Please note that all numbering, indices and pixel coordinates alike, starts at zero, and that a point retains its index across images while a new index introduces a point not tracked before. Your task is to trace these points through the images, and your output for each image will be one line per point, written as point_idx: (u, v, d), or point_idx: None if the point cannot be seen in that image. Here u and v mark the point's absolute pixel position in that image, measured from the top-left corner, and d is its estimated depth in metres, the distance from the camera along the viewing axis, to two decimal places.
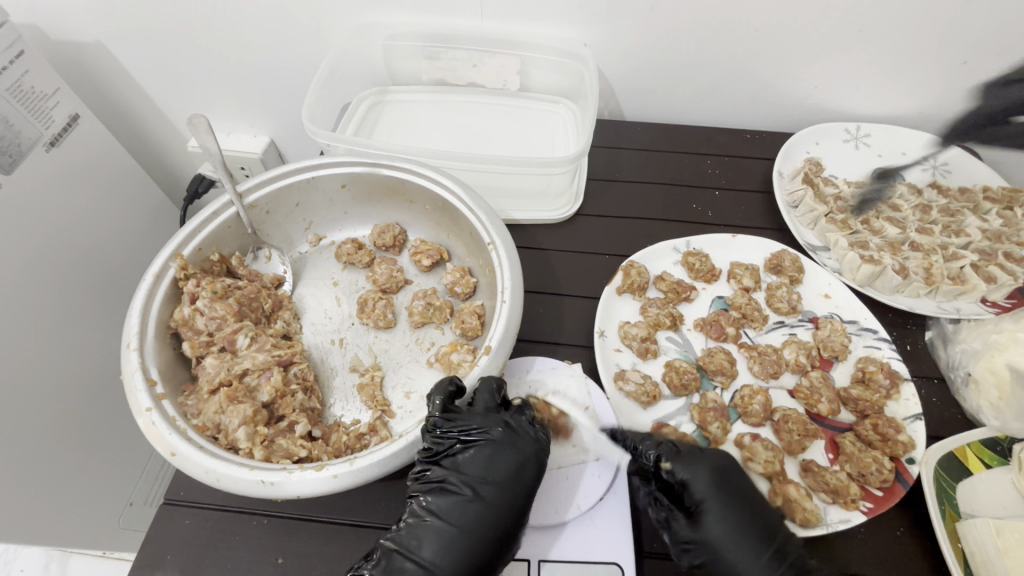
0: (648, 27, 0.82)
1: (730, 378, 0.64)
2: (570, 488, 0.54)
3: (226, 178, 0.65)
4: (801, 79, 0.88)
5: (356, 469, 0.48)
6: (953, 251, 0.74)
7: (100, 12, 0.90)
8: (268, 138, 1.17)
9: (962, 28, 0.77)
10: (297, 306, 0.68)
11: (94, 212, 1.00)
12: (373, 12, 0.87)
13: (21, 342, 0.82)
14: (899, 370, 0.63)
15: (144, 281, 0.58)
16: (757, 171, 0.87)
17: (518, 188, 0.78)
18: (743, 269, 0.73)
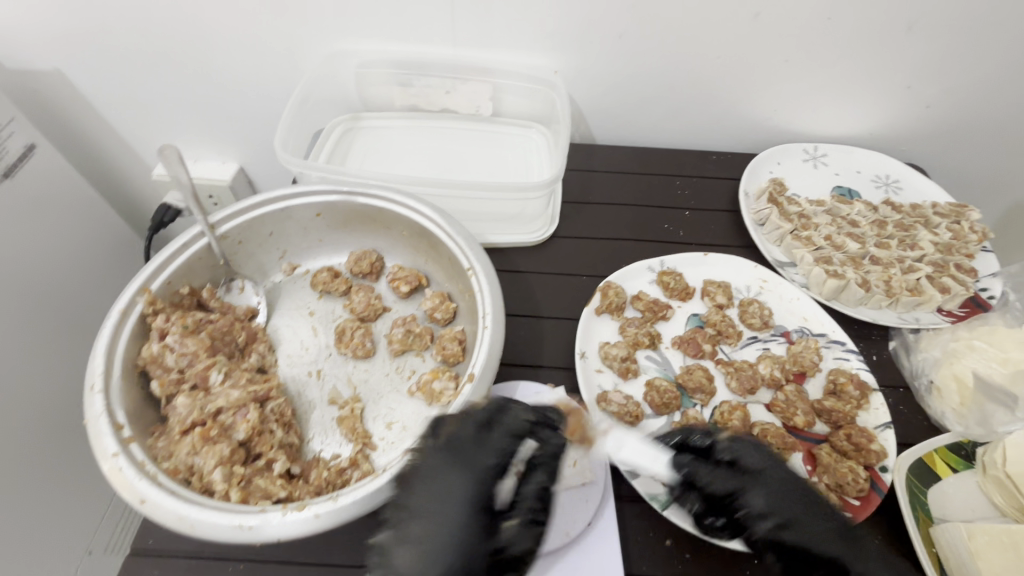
0: (615, 54, 0.85)
1: (710, 395, 0.65)
2: (557, 515, 0.54)
3: (197, 209, 0.64)
4: (760, 104, 0.92)
5: (340, 508, 0.46)
6: (910, 263, 0.77)
7: (61, 35, 0.87)
8: (238, 165, 1.15)
9: (903, 55, 0.83)
10: (272, 338, 0.66)
11: (6, 240, 0.86)
12: (345, 40, 0.87)
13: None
14: (867, 381, 0.66)
15: (109, 318, 0.56)
16: (724, 191, 0.90)
17: (495, 212, 0.79)
18: (716, 286, 0.75)
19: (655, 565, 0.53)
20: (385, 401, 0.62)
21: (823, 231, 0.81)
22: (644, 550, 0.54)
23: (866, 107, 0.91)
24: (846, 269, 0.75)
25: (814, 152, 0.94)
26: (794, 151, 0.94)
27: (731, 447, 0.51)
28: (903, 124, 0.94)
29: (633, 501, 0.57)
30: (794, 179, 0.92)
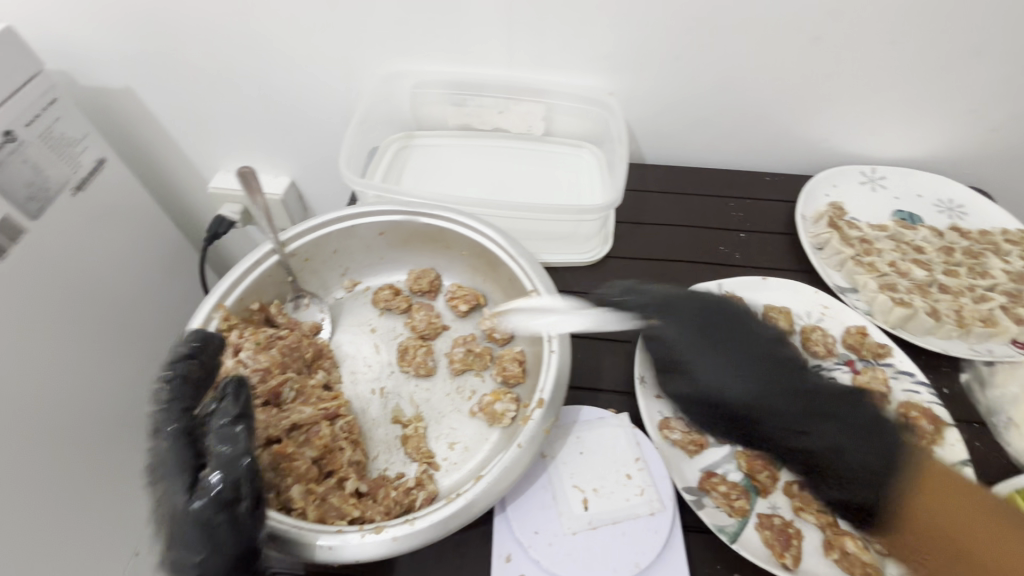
0: (671, 75, 0.85)
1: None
2: (627, 546, 0.52)
3: (268, 227, 0.66)
4: (817, 126, 0.91)
5: (415, 531, 0.46)
6: (981, 293, 0.75)
7: (132, 54, 0.92)
8: (289, 178, 1.17)
9: (971, 77, 0.81)
10: (336, 354, 0.67)
11: (80, 245, 0.91)
12: (402, 61, 0.89)
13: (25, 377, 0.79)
14: (941, 416, 0.63)
15: (188, 333, 0.58)
16: (780, 213, 0.89)
17: (550, 232, 0.79)
18: (778, 311, 0.73)
19: None
20: (447, 421, 0.62)
21: (887, 257, 0.79)
22: None
23: (929, 130, 0.89)
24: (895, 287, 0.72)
25: (872, 174, 0.92)
26: (851, 173, 0.92)
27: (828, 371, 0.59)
28: (967, 148, 0.91)
29: (698, 531, 0.56)
30: (852, 202, 0.90)
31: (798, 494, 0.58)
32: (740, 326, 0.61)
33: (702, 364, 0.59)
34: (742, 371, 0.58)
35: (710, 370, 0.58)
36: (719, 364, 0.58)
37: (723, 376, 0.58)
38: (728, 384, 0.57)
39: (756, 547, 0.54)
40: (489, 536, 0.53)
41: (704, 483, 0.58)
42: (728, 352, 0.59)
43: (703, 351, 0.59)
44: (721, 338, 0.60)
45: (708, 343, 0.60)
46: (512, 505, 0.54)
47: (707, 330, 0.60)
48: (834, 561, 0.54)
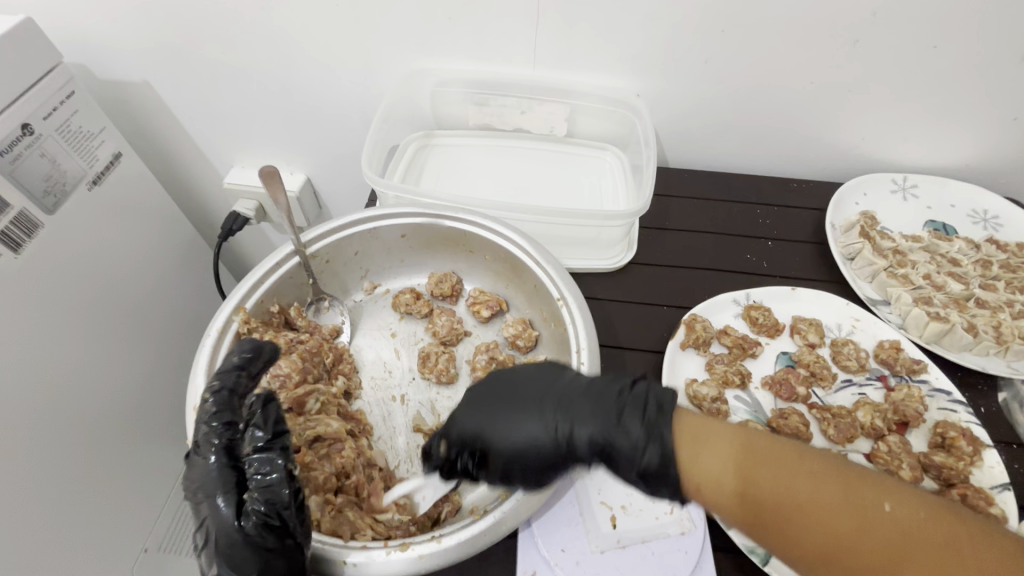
0: (700, 78, 0.83)
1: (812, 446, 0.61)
2: (657, 566, 0.50)
3: (290, 228, 0.65)
4: (849, 133, 0.88)
5: (443, 549, 0.45)
6: (1020, 308, 0.72)
7: (151, 48, 0.90)
8: (305, 175, 1.16)
9: (1014, 85, 0.78)
10: (356, 358, 0.66)
11: (98, 241, 0.90)
12: (425, 59, 0.88)
13: (38, 372, 0.78)
14: (981, 437, 0.61)
15: (207, 337, 0.56)
16: (809, 221, 0.86)
17: (575, 237, 0.77)
18: (807, 324, 0.72)
19: None
20: None
21: (921, 269, 0.77)
22: None
23: (964, 138, 0.87)
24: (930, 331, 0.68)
25: (903, 183, 0.90)
26: (882, 182, 0.90)
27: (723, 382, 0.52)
28: (1003, 157, 0.88)
29: (732, 552, 0.52)
30: (883, 211, 0.87)
31: None
32: (503, 382, 0.51)
33: (491, 432, 0.48)
34: (534, 425, 0.47)
35: (514, 430, 0.47)
36: (506, 423, 0.48)
37: (526, 431, 0.47)
38: (526, 438, 0.47)
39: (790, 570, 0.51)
40: (514, 552, 0.51)
41: None
42: (506, 411, 0.49)
43: (492, 419, 0.49)
44: (498, 397, 0.50)
45: (482, 407, 0.49)
46: (538, 521, 0.53)
47: (472, 398, 0.51)
48: None
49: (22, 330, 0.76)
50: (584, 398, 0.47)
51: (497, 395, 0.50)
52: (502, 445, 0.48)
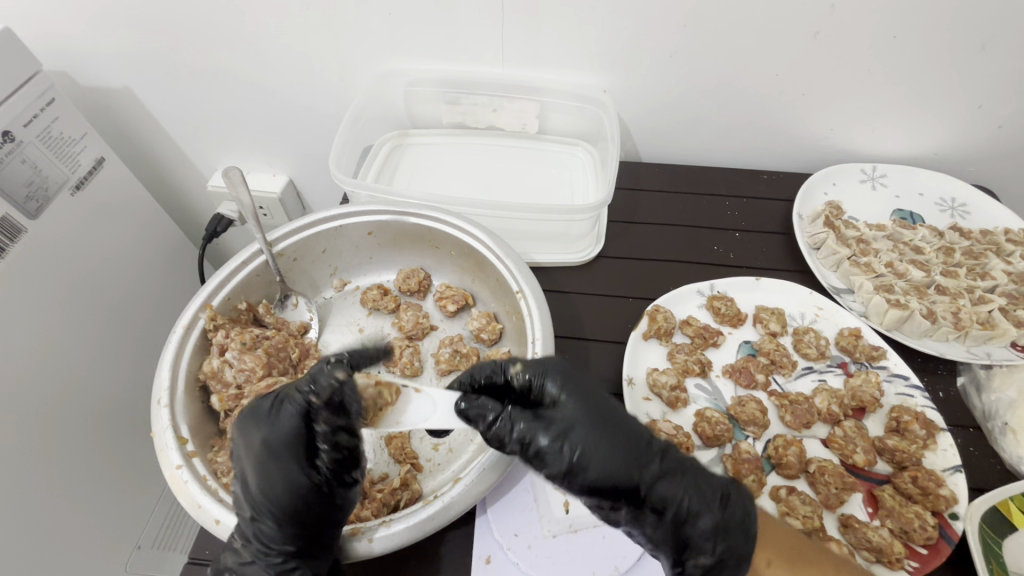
0: (666, 73, 0.84)
1: (778, 440, 0.62)
2: (606, 548, 0.52)
3: (256, 227, 0.66)
4: (816, 124, 0.89)
5: (392, 534, 0.47)
6: (980, 294, 0.73)
7: (130, 54, 0.92)
8: (287, 177, 1.18)
9: (977, 73, 0.79)
10: (323, 354, 0.68)
11: (84, 246, 0.93)
12: (396, 59, 0.89)
13: (25, 374, 0.80)
14: (935, 420, 0.62)
15: (173, 333, 0.58)
16: (777, 212, 0.87)
17: (542, 232, 0.79)
18: (769, 312, 0.73)
19: None
20: None
21: (884, 258, 0.78)
22: None
23: (930, 128, 0.87)
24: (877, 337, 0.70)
25: (872, 172, 0.90)
26: (850, 172, 0.90)
27: (688, 502, 0.44)
28: (970, 145, 0.89)
29: None
30: (851, 201, 0.88)
31: (784, 499, 0.58)
32: (616, 412, 0.47)
33: (577, 437, 0.45)
34: (620, 467, 0.44)
35: (598, 448, 0.44)
36: (598, 437, 0.45)
37: (603, 463, 0.44)
38: (607, 460, 0.44)
39: None
40: (471, 537, 0.53)
41: None
42: (605, 423, 0.46)
43: (590, 435, 0.44)
44: (595, 408, 0.47)
45: (586, 412, 0.46)
46: (493, 506, 0.55)
47: (575, 387, 0.48)
48: None
49: (9, 334, 0.78)
50: (674, 474, 0.45)
51: (597, 404, 0.47)
52: (592, 467, 0.43)
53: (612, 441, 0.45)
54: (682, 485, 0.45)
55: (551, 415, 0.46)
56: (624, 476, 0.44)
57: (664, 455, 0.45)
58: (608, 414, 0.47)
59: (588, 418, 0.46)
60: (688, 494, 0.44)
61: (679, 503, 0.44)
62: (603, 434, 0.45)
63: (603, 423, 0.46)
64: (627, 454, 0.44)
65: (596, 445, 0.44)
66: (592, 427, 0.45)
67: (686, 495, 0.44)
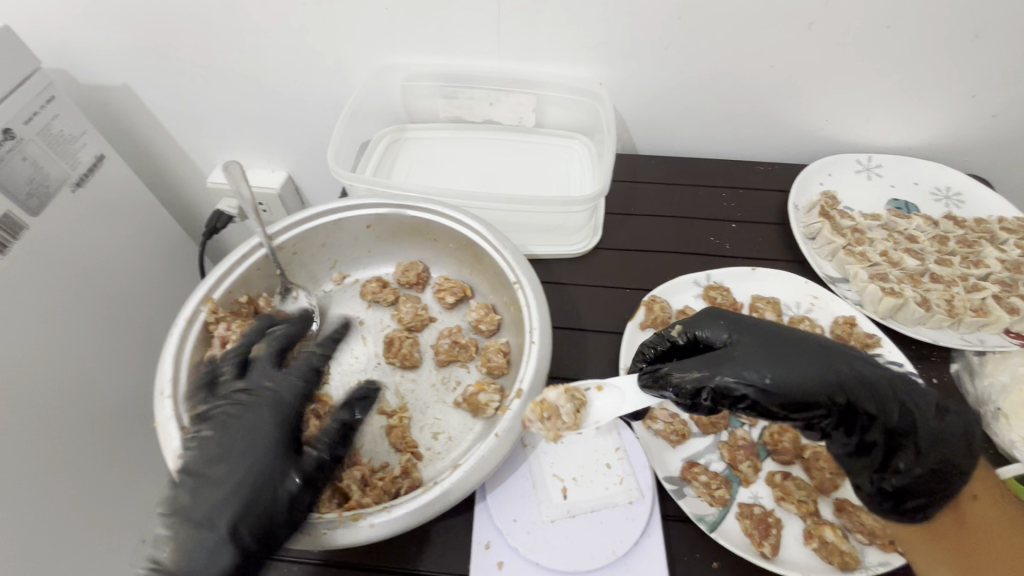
0: (661, 65, 0.85)
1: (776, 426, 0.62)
2: (604, 533, 0.53)
3: (256, 220, 0.67)
4: (811, 115, 0.89)
5: (393, 518, 0.47)
6: (974, 282, 0.74)
7: (128, 52, 0.93)
8: (286, 173, 1.19)
9: (970, 62, 0.79)
10: (323, 346, 0.69)
11: (86, 243, 0.94)
12: (393, 54, 0.89)
13: (27, 369, 0.80)
14: None
15: (175, 326, 0.59)
16: (773, 203, 0.88)
17: (539, 225, 0.79)
18: (765, 302, 0.74)
19: None
20: (431, 412, 0.63)
21: (879, 247, 0.79)
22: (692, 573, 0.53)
23: (925, 118, 0.88)
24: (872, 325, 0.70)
25: (868, 163, 0.91)
26: (846, 162, 0.91)
27: (893, 412, 0.49)
28: (965, 135, 0.89)
29: (681, 521, 0.56)
30: (847, 191, 0.89)
31: (779, 484, 0.58)
32: (787, 333, 0.52)
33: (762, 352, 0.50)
34: (861, 374, 0.50)
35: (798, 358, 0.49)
36: (790, 349, 0.50)
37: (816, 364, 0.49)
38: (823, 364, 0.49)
39: (738, 536, 0.54)
40: (471, 523, 0.54)
41: (685, 473, 0.58)
42: (774, 336, 0.52)
43: (772, 358, 0.49)
44: (749, 326, 0.54)
45: (765, 333, 0.52)
46: (492, 492, 0.56)
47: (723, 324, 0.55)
48: (813, 549, 0.54)
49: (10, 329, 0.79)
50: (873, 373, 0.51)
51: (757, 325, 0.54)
52: (798, 381, 0.48)
53: (798, 362, 0.49)
54: (871, 392, 0.49)
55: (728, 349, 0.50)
56: (832, 389, 0.48)
57: (852, 364, 0.50)
58: (783, 337, 0.51)
59: (794, 342, 0.51)
60: (876, 396, 0.49)
61: (874, 408, 0.49)
62: (818, 355, 0.49)
63: (786, 344, 0.50)
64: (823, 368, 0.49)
65: (789, 365, 0.48)
66: (778, 349, 0.50)
67: (875, 398, 0.49)
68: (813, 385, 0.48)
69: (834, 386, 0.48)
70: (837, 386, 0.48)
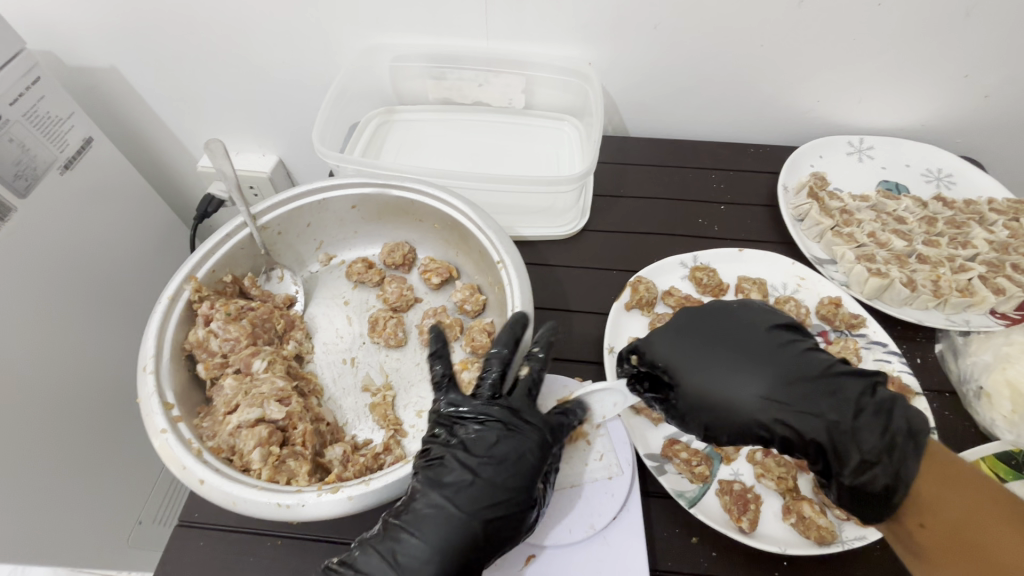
0: (651, 45, 0.84)
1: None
2: (583, 507, 0.54)
3: (240, 200, 0.67)
4: (802, 96, 0.89)
5: (371, 491, 0.48)
6: (961, 263, 0.74)
7: (112, 33, 0.92)
8: (277, 157, 1.18)
9: (963, 41, 0.78)
10: (309, 325, 0.69)
11: (76, 225, 0.94)
12: (381, 34, 0.88)
13: (19, 351, 0.81)
14: (910, 384, 0.63)
15: (159, 304, 0.59)
16: (763, 185, 0.87)
17: (526, 206, 0.79)
18: (751, 283, 0.73)
19: (679, 561, 0.53)
20: (415, 390, 0.64)
21: (866, 228, 0.79)
22: (669, 547, 0.54)
23: (917, 99, 0.87)
24: (858, 306, 0.70)
25: (859, 144, 0.90)
26: (837, 144, 0.90)
27: (823, 436, 0.49)
28: (957, 116, 0.89)
29: (662, 497, 0.57)
30: (837, 172, 0.88)
31: (759, 461, 0.58)
32: (740, 346, 0.54)
33: (700, 373, 0.53)
34: (802, 405, 0.50)
35: (732, 382, 0.52)
36: (726, 371, 0.52)
37: (745, 388, 0.51)
38: (758, 389, 0.51)
39: (716, 513, 0.55)
40: None
41: (666, 451, 0.58)
42: (721, 349, 0.54)
43: (703, 370, 0.53)
44: (708, 334, 0.55)
45: (716, 347, 0.54)
46: None
47: (681, 333, 0.56)
48: (791, 524, 0.55)
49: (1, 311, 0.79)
50: (821, 395, 0.50)
51: (719, 329, 0.56)
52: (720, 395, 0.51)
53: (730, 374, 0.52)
54: (807, 413, 0.49)
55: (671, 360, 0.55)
56: (752, 408, 0.50)
57: (791, 384, 0.51)
58: (736, 348, 0.54)
59: (736, 352, 0.53)
60: (809, 422, 0.49)
61: (804, 432, 0.49)
62: (754, 371, 0.52)
63: (730, 356, 0.53)
64: (758, 379, 0.51)
65: (721, 377, 0.52)
66: (720, 361, 0.53)
67: (806, 421, 0.49)
68: (733, 400, 0.51)
69: (760, 404, 0.50)
70: (762, 406, 0.50)
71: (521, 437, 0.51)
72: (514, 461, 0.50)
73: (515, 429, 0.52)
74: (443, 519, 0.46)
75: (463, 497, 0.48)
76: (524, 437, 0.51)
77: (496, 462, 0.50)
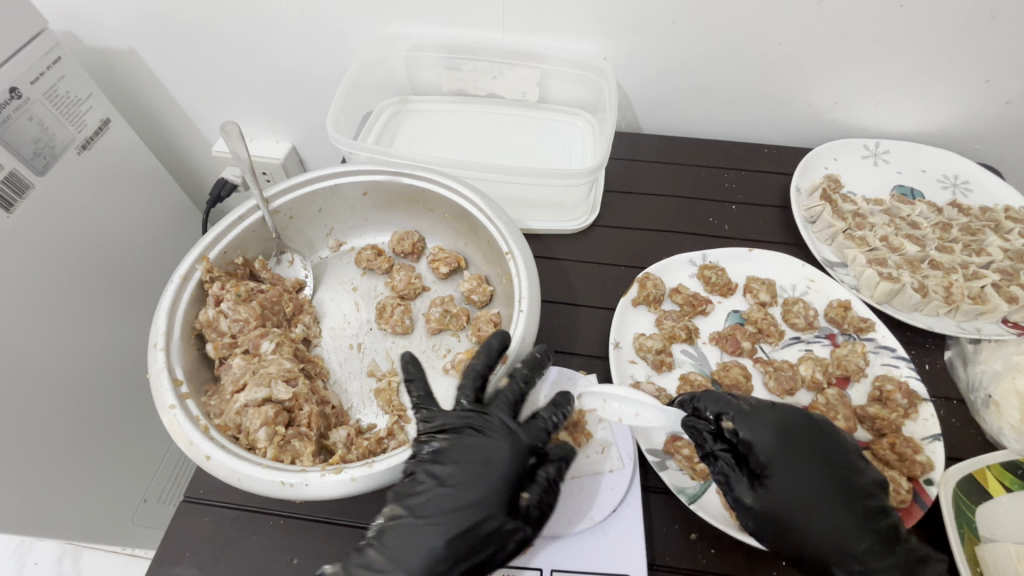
0: (667, 42, 0.83)
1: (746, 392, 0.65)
2: (584, 499, 0.55)
3: (253, 183, 0.68)
4: (818, 98, 0.88)
5: (374, 473, 0.49)
6: (974, 270, 0.73)
7: (132, 15, 0.92)
8: (290, 144, 1.19)
9: (985, 46, 0.77)
10: (318, 310, 0.70)
11: (91, 205, 0.95)
12: (397, 23, 0.89)
13: (30, 326, 0.82)
14: (917, 390, 0.63)
15: (171, 282, 0.60)
16: (775, 185, 0.87)
17: (535, 199, 0.79)
18: (760, 282, 0.73)
19: (677, 557, 0.53)
20: None
21: (879, 231, 0.78)
22: (667, 543, 0.54)
23: (936, 103, 0.86)
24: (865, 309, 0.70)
25: (874, 148, 0.89)
26: (852, 147, 0.89)
27: None
28: (976, 122, 0.87)
29: (662, 493, 0.57)
30: (851, 175, 0.87)
31: None
32: (840, 475, 0.51)
33: (795, 493, 0.50)
34: (879, 560, 0.48)
35: (825, 527, 0.49)
36: (825, 513, 0.49)
37: (835, 525, 0.49)
38: (844, 544, 0.48)
39: (717, 511, 0.55)
40: None
41: (668, 447, 0.58)
42: (824, 480, 0.50)
43: (799, 491, 0.50)
44: (812, 448, 0.52)
45: (822, 483, 0.50)
46: None
47: (790, 443, 0.52)
48: None
49: (17, 288, 0.81)
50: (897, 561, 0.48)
51: (829, 458, 0.52)
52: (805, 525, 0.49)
53: (823, 502, 0.49)
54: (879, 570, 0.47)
55: (768, 463, 0.51)
56: (831, 550, 0.48)
57: (875, 535, 0.49)
58: (835, 474, 0.51)
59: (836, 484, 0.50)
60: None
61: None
62: (850, 511, 0.49)
63: (828, 481, 0.50)
64: (846, 520, 0.49)
65: (813, 503, 0.49)
66: (817, 482, 0.50)
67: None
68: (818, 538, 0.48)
69: (840, 547, 0.48)
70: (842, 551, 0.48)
71: (490, 439, 0.51)
72: (485, 467, 0.50)
73: (486, 433, 0.52)
74: (417, 534, 0.47)
75: (435, 506, 0.48)
76: (495, 441, 0.51)
77: (466, 470, 0.50)
